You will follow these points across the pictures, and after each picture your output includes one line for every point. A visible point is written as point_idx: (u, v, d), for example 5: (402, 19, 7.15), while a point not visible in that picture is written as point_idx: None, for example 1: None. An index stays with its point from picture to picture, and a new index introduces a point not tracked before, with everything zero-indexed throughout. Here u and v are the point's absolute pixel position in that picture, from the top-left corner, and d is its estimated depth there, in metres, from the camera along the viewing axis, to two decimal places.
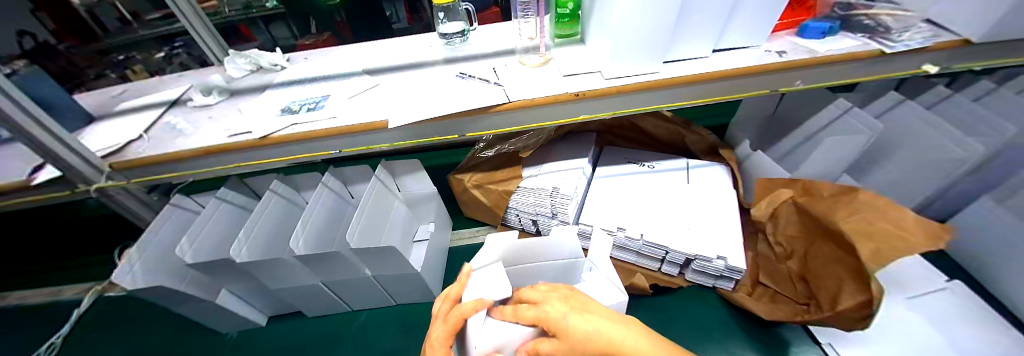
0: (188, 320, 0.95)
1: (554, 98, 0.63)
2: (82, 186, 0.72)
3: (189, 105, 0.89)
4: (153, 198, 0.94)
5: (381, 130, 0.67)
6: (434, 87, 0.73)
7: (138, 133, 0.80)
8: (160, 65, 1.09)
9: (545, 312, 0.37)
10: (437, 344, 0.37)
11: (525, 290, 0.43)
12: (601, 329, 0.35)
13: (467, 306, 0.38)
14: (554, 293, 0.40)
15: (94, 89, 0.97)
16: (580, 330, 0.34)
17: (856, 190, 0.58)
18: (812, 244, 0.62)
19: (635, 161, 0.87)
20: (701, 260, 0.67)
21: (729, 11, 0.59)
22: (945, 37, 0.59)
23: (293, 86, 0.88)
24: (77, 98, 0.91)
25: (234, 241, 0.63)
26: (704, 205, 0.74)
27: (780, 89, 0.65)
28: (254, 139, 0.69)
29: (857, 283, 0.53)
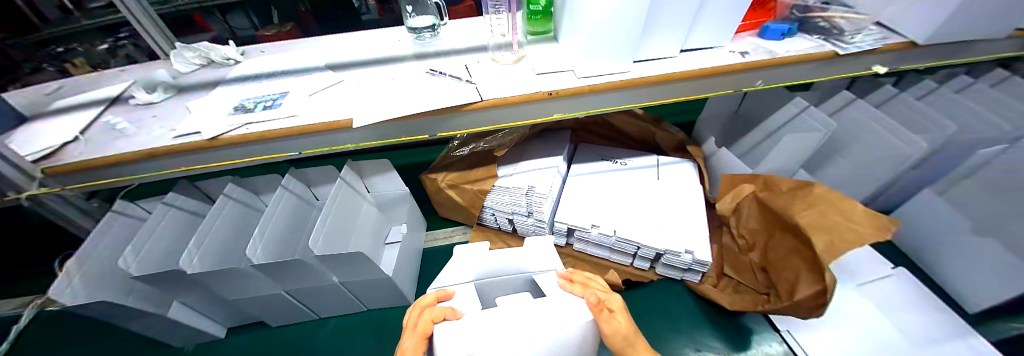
0: (141, 334, 0.88)
1: (527, 97, 0.62)
2: (11, 194, 0.64)
3: (132, 103, 0.82)
4: (94, 205, 0.86)
5: (345, 129, 0.64)
6: (403, 84, 0.70)
7: (75, 133, 0.73)
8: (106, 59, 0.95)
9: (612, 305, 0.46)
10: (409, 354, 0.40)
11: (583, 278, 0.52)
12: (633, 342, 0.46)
13: (438, 311, 0.43)
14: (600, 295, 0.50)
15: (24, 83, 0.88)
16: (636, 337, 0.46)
17: (811, 184, 0.60)
18: (772, 236, 0.65)
19: (608, 158, 0.88)
20: (670, 254, 0.69)
21: (695, 11, 0.60)
22: (893, 39, 0.63)
23: (248, 83, 0.82)
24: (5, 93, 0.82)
25: (182, 251, 0.59)
26: (671, 200, 0.76)
27: (742, 89, 0.68)
28: (202, 140, 0.64)
29: (812, 273, 0.56)
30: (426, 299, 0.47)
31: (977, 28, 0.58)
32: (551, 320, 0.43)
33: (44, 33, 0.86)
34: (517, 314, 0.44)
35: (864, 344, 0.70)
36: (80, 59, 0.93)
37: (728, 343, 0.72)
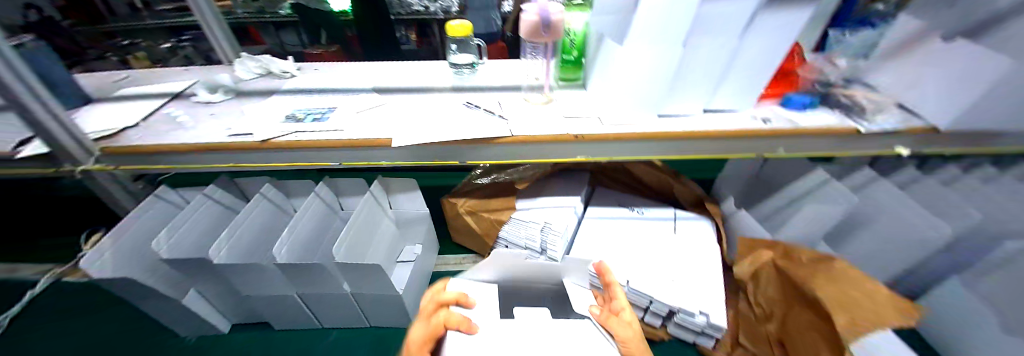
0: (147, 317, 0.89)
1: (554, 137, 0.66)
2: (69, 165, 0.75)
3: (192, 100, 0.91)
4: (139, 187, 0.92)
5: (384, 147, 0.69)
6: (439, 112, 0.76)
7: (137, 120, 0.82)
8: (163, 55, 1.15)
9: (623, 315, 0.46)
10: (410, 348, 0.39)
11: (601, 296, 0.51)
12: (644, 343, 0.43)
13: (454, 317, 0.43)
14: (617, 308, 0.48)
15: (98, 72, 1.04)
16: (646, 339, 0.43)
17: (832, 259, 0.60)
18: (791, 308, 0.63)
19: (625, 206, 0.90)
20: (684, 314, 0.67)
21: (719, 77, 0.64)
22: (914, 122, 0.64)
23: (299, 95, 0.91)
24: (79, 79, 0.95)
25: (215, 241, 0.62)
26: (689, 256, 0.75)
27: (764, 154, 0.70)
28: (253, 141, 0.70)
29: (832, 352, 0.54)
30: (447, 294, 0.47)
31: (1004, 121, 0.59)
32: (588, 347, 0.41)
33: (109, 26, 1.13)
34: (535, 330, 0.44)
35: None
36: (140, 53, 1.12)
37: None
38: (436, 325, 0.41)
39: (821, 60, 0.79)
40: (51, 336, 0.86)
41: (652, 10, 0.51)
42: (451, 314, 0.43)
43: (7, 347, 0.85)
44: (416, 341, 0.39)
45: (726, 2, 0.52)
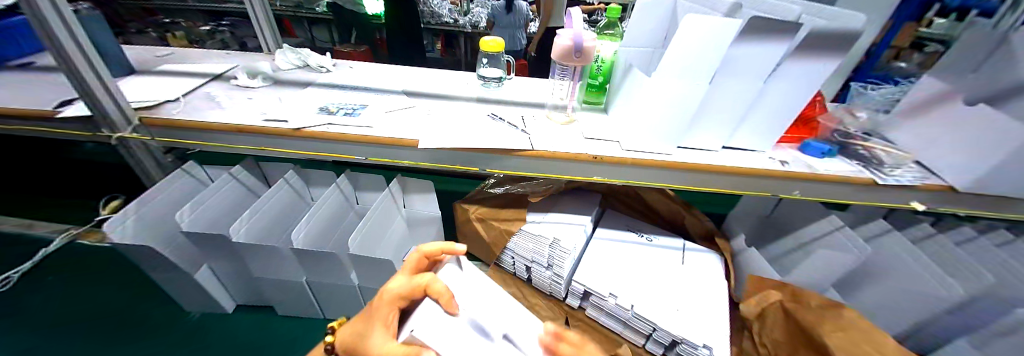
0: (156, 287, 0.91)
1: (574, 156, 0.68)
2: (105, 131, 0.79)
3: (231, 83, 0.97)
4: (168, 160, 0.96)
5: (410, 148, 0.72)
6: (464, 120, 0.79)
7: (176, 96, 0.87)
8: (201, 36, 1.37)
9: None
10: (385, 298, 0.38)
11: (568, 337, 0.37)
12: None
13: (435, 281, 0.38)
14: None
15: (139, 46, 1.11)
16: None
17: (839, 306, 0.61)
18: (797, 352, 0.63)
19: (634, 230, 0.91)
20: (687, 345, 0.66)
21: (741, 117, 0.66)
22: (931, 180, 0.65)
23: (333, 90, 0.95)
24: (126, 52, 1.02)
25: (235, 220, 0.65)
26: (695, 288, 0.75)
27: (780, 195, 0.71)
28: (286, 128, 0.74)
29: None
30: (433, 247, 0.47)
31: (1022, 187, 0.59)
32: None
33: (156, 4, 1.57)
34: None
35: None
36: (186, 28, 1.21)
37: None
38: (414, 285, 0.39)
39: (840, 111, 0.80)
40: (57, 298, 0.87)
41: (685, 44, 0.53)
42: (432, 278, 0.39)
43: (17, 300, 0.87)
44: (392, 292, 0.39)
45: (752, 46, 0.54)
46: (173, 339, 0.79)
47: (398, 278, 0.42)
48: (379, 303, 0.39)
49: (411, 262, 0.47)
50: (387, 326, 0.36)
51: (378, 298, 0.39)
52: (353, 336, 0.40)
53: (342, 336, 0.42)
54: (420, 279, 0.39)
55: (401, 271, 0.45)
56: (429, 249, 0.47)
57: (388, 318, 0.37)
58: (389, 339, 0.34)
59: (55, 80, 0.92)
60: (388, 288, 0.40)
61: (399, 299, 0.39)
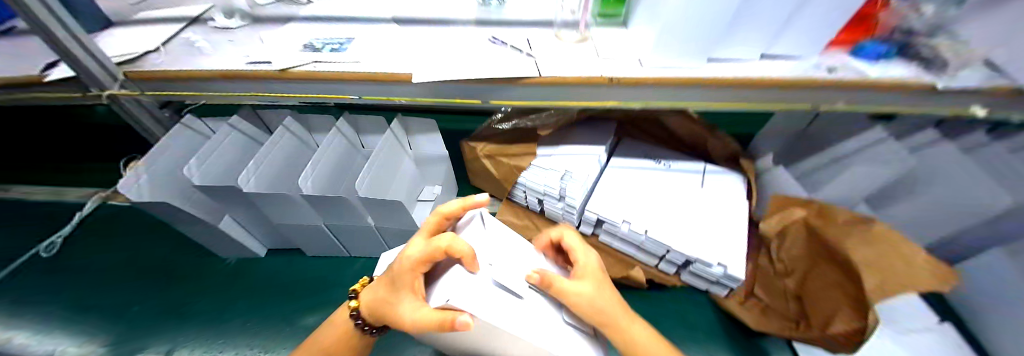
0: (191, 242, 0.96)
1: (587, 79, 0.60)
2: (94, 90, 0.75)
3: (210, 26, 0.88)
4: (164, 115, 0.93)
5: (404, 83, 0.66)
6: (461, 47, 0.70)
7: (155, 45, 0.80)
8: None
9: (581, 279, 0.47)
10: (407, 265, 0.39)
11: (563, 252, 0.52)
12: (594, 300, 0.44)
13: (455, 242, 0.39)
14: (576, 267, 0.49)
15: None
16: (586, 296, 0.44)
17: (870, 221, 0.58)
18: (816, 266, 0.63)
19: (651, 157, 0.87)
20: (701, 264, 0.67)
21: (785, 23, 0.56)
22: (1001, 81, 0.55)
23: (316, 24, 0.86)
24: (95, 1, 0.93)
25: (242, 171, 0.63)
26: (715, 212, 0.73)
27: (822, 107, 0.62)
28: (273, 71, 0.68)
29: (853, 310, 0.55)
30: (449, 206, 0.48)
31: None
32: (545, 325, 0.43)
33: None
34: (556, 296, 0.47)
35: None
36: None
37: None
38: (434, 250, 0.39)
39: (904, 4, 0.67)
40: (109, 252, 0.95)
41: None
42: (451, 242, 0.39)
43: (68, 259, 0.94)
44: (412, 258, 0.39)
45: None
46: (218, 283, 0.87)
47: (416, 242, 0.42)
48: (400, 271, 0.40)
49: (431, 221, 0.48)
50: (415, 292, 0.39)
51: (400, 265, 0.40)
52: (379, 299, 0.44)
53: (369, 300, 0.47)
54: (438, 244, 0.39)
55: (419, 232, 0.46)
56: (448, 209, 0.48)
57: (415, 284, 0.39)
58: (421, 303, 0.38)
59: (25, 40, 0.85)
60: (408, 254, 0.39)
61: (421, 264, 0.39)
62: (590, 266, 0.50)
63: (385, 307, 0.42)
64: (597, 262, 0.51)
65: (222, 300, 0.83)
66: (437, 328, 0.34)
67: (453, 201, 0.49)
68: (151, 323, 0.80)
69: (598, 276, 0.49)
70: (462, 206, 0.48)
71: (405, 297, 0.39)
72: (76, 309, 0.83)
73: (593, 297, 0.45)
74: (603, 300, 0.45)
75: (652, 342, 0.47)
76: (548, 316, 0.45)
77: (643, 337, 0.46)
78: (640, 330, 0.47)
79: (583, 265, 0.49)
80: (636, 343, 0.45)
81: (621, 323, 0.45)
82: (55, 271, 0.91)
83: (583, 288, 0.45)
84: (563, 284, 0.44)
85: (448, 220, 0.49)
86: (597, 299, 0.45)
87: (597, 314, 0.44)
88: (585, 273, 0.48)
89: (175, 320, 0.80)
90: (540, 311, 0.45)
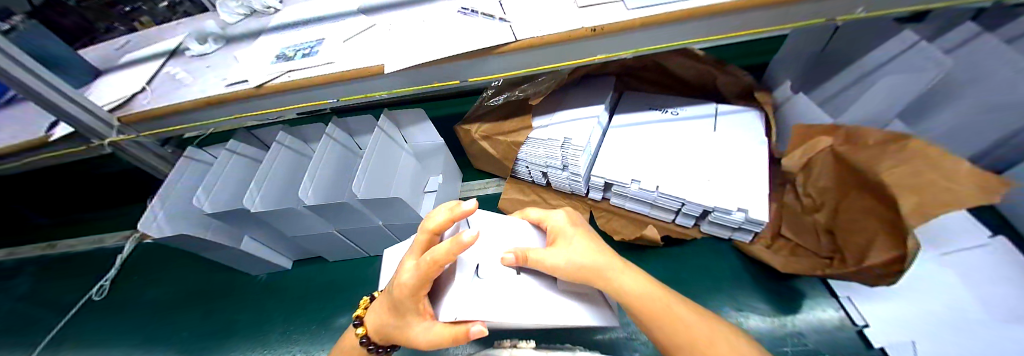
0: (222, 265, 1.02)
1: (567, 35, 0.55)
2: (97, 140, 0.77)
3: (186, 56, 0.86)
4: (168, 151, 0.97)
5: (377, 77, 0.63)
6: (433, 25, 0.66)
7: (141, 85, 0.80)
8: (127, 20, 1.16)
9: (558, 240, 0.42)
10: (405, 293, 0.35)
11: (544, 219, 0.47)
12: (573, 258, 0.38)
13: (440, 256, 0.32)
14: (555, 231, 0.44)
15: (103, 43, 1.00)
16: (564, 259, 0.38)
17: (907, 138, 0.49)
18: (845, 197, 0.59)
19: (656, 108, 0.82)
20: (720, 212, 0.64)
21: None
22: None
23: (286, 31, 0.83)
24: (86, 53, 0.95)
25: (246, 192, 0.64)
26: (729, 156, 0.68)
27: (840, 19, 0.54)
28: (250, 88, 0.67)
29: (890, 238, 0.51)
30: (433, 217, 0.39)
31: None
32: (537, 305, 0.41)
33: None
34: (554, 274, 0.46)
35: (924, 321, 0.62)
36: (145, 18, 1.00)
37: (777, 307, 0.68)
38: (425, 267, 0.33)
39: None
40: (155, 287, 1.02)
41: None
42: (437, 251, 0.32)
43: (120, 298, 1.02)
44: (407, 285, 0.35)
45: None
46: (253, 298, 0.92)
47: (407, 265, 0.37)
48: (399, 298, 0.36)
49: (420, 239, 0.39)
50: (422, 312, 0.37)
51: (397, 292, 0.36)
52: (383, 324, 0.41)
53: (372, 326, 0.43)
54: (427, 260, 0.32)
55: (411, 250, 0.39)
56: (435, 224, 0.38)
57: (420, 306, 0.37)
58: (432, 321, 0.37)
59: (26, 105, 0.89)
60: (402, 282, 0.35)
61: (419, 288, 0.35)
62: (560, 223, 0.44)
63: (392, 332, 0.40)
64: (569, 216, 0.46)
65: (259, 314, 0.89)
66: (451, 343, 0.35)
67: (442, 211, 0.40)
68: (202, 344, 0.86)
69: (577, 229, 0.43)
70: (450, 219, 0.38)
71: (413, 321, 0.37)
72: (137, 341, 0.91)
73: (570, 253, 0.39)
74: (583, 253, 0.39)
75: (658, 292, 0.39)
76: (545, 294, 0.44)
77: (644, 287, 0.38)
78: (639, 278, 0.39)
79: (554, 226, 0.44)
80: (636, 296, 0.37)
81: (612, 273, 0.38)
82: (112, 311, 0.99)
83: (559, 251, 0.40)
84: (537, 253, 0.39)
85: (439, 234, 0.40)
86: (575, 256, 0.39)
87: (582, 272, 0.38)
88: (559, 232, 0.43)
89: (224, 339, 0.86)
90: (531, 291, 0.43)
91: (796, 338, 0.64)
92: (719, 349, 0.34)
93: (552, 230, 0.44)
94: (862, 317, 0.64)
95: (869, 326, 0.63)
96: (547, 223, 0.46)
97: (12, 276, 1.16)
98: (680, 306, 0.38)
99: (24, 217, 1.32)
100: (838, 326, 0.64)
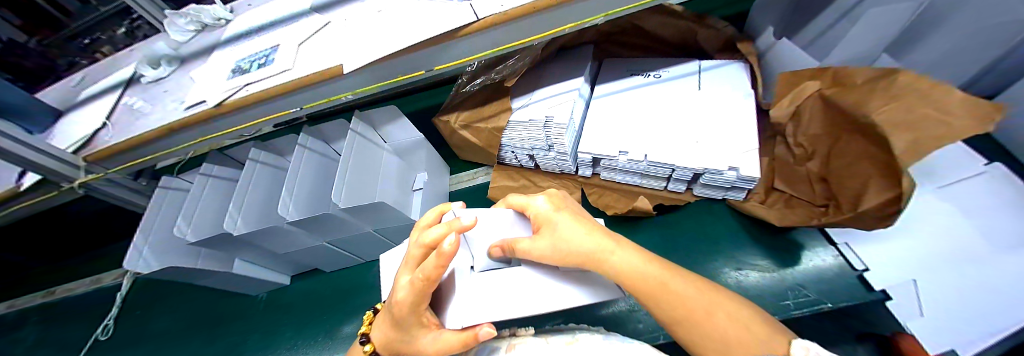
0: (221, 290, 1.01)
1: (531, 6, 0.50)
2: (66, 183, 0.74)
3: (142, 82, 0.81)
4: (142, 184, 0.94)
5: (339, 78, 0.59)
6: (391, 15, 0.61)
7: (101, 120, 0.75)
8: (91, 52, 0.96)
9: (543, 229, 0.39)
10: (404, 309, 0.32)
11: (528, 204, 0.43)
12: (560, 245, 0.37)
13: (430, 272, 0.28)
14: (541, 216, 0.41)
15: (58, 82, 0.89)
16: (548, 248, 0.37)
17: (896, 72, 0.47)
18: (837, 141, 0.58)
19: (638, 72, 0.79)
20: (710, 173, 0.62)
21: None
22: None
23: (240, 42, 0.78)
24: (39, 95, 0.85)
25: (226, 215, 0.62)
26: (717, 114, 0.66)
27: None
28: (209, 109, 0.63)
29: (886, 178, 0.50)
30: (426, 230, 0.33)
31: None
32: (536, 291, 0.40)
33: None
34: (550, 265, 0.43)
35: (918, 257, 0.63)
36: (105, 47, 0.93)
37: (776, 262, 0.68)
38: (416, 285, 0.30)
39: None
40: (158, 320, 1.02)
41: None
42: (427, 267, 0.28)
43: (127, 335, 1.02)
44: (404, 303, 0.32)
45: None
46: (257, 319, 0.92)
47: (402, 281, 0.33)
48: (399, 316, 0.33)
49: (413, 253, 0.34)
50: (426, 324, 0.34)
51: (396, 310, 0.33)
52: (387, 340, 0.37)
53: (378, 340, 0.39)
54: (418, 277, 0.29)
55: (405, 264, 0.35)
56: (428, 239, 0.32)
57: (424, 318, 0.34)
58: (439, 331, 0.33)
59: None
60: (397, 300, 0.32)
61: (419, 304, 0.32)
62: (543, 210, 0.41)
63: (397, 346, 0.36)
64: (553, 202, 0.42)
65: (266, 333, 0.89)
66: (461, 350, 0.30)
67: (437, 225, 0.33)
68: None
69: (561, 213, 0.40)
70: (447, 234, 0.32)
71: (418, 333, 0.34)
72: None
73: (554, 239, 0.37)
74: (568, 236, 0.37)
75: (652, 267, 0.35)
76: (543, 281, 0.41)
77: (638, 263, 0.34)
78: (630, 255, 0.35)
79: (537, 215, 0.41)
80: (624, 273, 0.34)
81: (600, 252, 0.35)
82: (120, 349, 0.99)
83: (544, 240, 0.38)
84: (523, 243, 0.39)
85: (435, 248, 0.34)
86: (561, 242, 0.37)
87: (569, 256, 0.36)
88: (543, 221, 0.40)
89: None
90: (530, 282, 0.41)
91: (797, 289, 0.64)
92: (717, 320, 0.31)
93: (537, 218, 0.41)
94: (862, 261, 0.64)
95: (869, 270, 0.63)
96: (530, 211, 0.42)
97: (17, 328, 1.15)
98: (682, 282, 0.34)
99: (17, 268, 1.30)
100: (838, 273, 0.64)
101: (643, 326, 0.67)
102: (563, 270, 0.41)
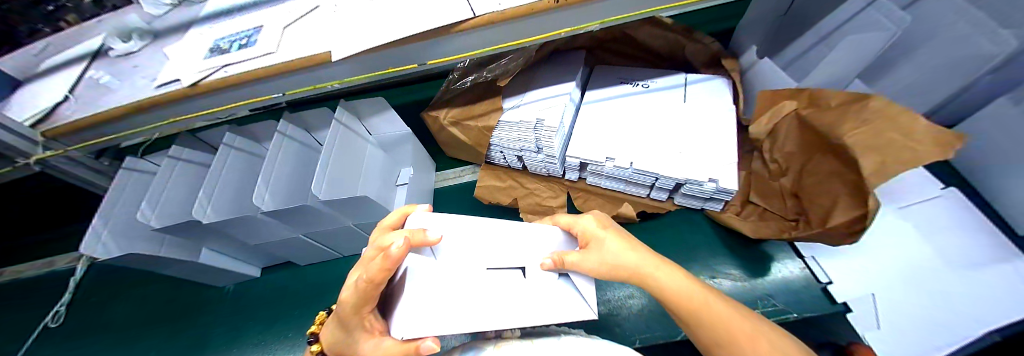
0: (186, 280, 0.96)
1: (528, 8, 0.50)
2: (22, 159, 0.67)
3: (109, 55, 0.76)
4: (105, 164, 0.88)
5: (326, 66, 0.58)
6: (383, 4, 0.60)
7: (63, 93, 0.70)
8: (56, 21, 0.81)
9: (591, 245, 0.42)
10: (347, 309, 0.33)
11: (572, 221, 0.45)
12: (610, 259, 0.39)
13: (372, 274, 0.30)
14: (585, 234, 0.43)
15: None
16: (597, 261, 0.39)
17: (867, 97, 0.51)
18: (811, 160, 0.62)
19: (627, 81, 0.80)
20: (692, 184, 0.64)
21: None
22: None
23: (220, 20, 0.75)
24: None
25: (195, 202, 0.59)
26: (699, 126, 0.68)
27: None
28: (183, 88, 0.60)
29: (855, 197, 0.54)
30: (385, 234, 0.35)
31: None
32: (518, 303, 0.37)
33: None
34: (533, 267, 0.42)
35: (877, 272, 0.67)
36: (71, 16, 0.80)
37: (747, 271, 0.71)
38: (359, 285, 0.31)
39: None
40: (115, 309, 0.96)
41: None
42: (368, 269, 0.31)
43: (79, 323, 0.95)
44: (348, 302, 0.33)
45: None
46: (224, 311, 0.88)
47: (351, 280, 0.35)
48: (344, 316, 0.34)
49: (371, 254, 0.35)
50: (370, 329, 0.34)
51: (342, 309, 0.34)
52: (335, 340, 0.38)
53: (326, 341, 0.39)
54: (360, 278, 0.31)
55: (360, 263, 0.36)
56: (383, 242, 0.33)
57: (368, 321, 0.34)
58: (382, 337, 0.32)
59: None
60: (343, 298, 0.33)
61: (361, 306, 0.33)
62: (591, 227, 0.43)
63: (341, 347, 0.36)
64: (599, 220, 0.45)
65: (233, 326, 0.85)
66: None
67: (399, 231, 0.35)
68: None
69: (608, 231, 0.43)
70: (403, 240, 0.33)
71: (360, 337, 0.34)
72: None
73: (603, 255, 0.40)
74: (615, 253, 0.40)
75: (695, 289, 0.38)
76: (522, 297, 0.38)
77: (683, 284, 0.38)
78: (674, 275, 0.39)
79: (586, 231, 0.43)
80: (669, 290, 0.37)
81: (645, 269, 0.39)
82: (71, 339, 0.93)
83: (594, 254, 0.40)
84: (573, 256, 0.40)
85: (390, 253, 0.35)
86: (610, 257, 0.39)
87: (619, 270, 0.39)
88: (591, 238, 0.42)
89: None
90: (510, 298, 0.38)
91: (765, 299, 0.66)
92: (763, 345, 0.33)
93: (582, 234, 0.44)
94: (826, 274, 0.67)
95: (833, 283, 0.66)
96: (576, 228, 0.44)
97: None
98: (728, 310, 0.36)
99: None
100: (804, 284, 0.67)
101: (618, 330, 0.69)
102: (544, 289, 0.39)
